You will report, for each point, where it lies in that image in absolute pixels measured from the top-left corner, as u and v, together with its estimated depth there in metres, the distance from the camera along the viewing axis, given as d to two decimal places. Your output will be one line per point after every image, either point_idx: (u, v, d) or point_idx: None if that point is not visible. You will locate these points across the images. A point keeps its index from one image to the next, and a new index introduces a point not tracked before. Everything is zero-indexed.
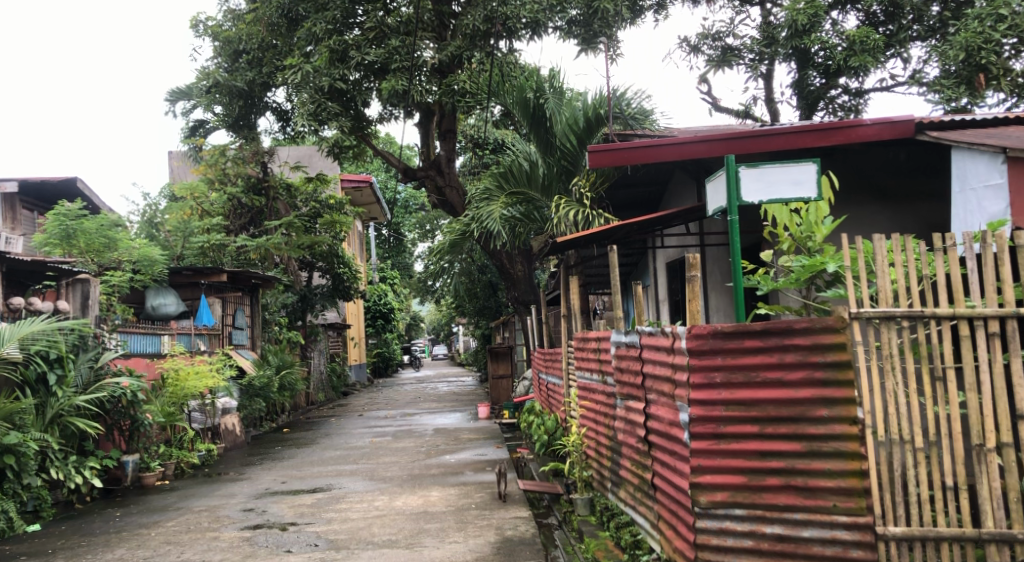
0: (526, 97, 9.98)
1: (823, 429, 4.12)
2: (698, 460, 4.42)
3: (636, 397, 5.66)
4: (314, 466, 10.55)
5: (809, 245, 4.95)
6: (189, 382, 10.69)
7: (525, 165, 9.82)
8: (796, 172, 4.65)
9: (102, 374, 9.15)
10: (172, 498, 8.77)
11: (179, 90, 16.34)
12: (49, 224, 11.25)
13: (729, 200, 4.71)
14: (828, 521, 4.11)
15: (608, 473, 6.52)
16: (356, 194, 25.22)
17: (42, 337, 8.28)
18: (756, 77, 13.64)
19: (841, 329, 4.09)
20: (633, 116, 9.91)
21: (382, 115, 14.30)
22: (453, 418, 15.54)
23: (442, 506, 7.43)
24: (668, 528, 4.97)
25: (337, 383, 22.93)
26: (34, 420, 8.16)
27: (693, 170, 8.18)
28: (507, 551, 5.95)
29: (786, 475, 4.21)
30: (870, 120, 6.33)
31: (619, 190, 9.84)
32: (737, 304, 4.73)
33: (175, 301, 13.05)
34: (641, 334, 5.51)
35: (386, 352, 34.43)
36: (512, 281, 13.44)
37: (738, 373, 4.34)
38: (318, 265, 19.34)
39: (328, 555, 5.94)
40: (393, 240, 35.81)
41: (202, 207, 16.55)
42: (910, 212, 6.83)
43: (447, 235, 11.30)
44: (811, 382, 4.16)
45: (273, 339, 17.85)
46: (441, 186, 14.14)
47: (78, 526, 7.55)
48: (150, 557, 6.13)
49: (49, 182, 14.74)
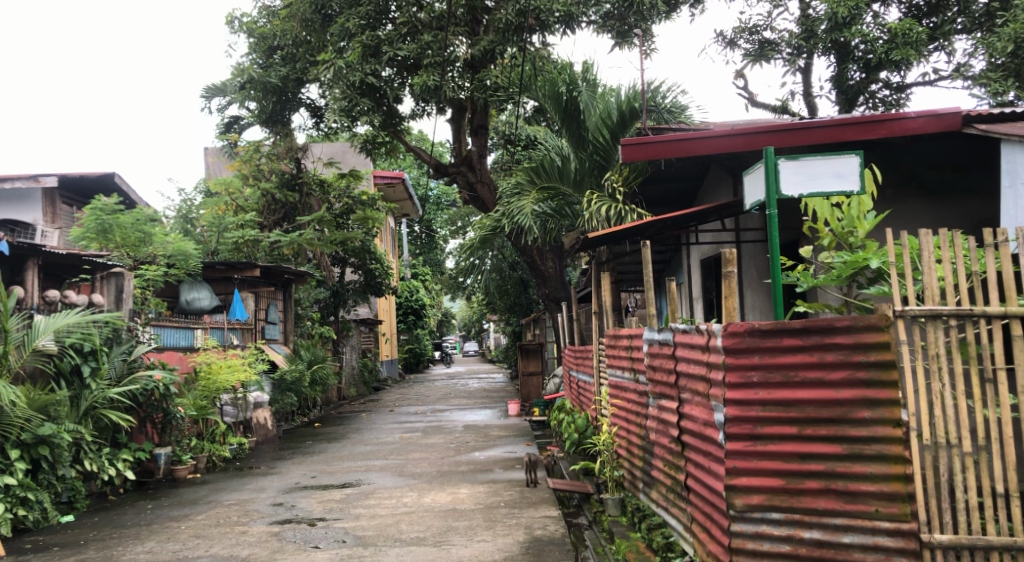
0: (558, 90, 9.73)
1: (865, 432, 3.98)
2: (734, 462, 4.29)
3: (669, 396, 5.53)
4: (345, 461, 10.55)
5: (851, 241, 4.82)
6: (222, 375, 10.73)
7: (557, 160, 9.71)
8: (838, 164, 4.48)
9: (135, 367, 9.23)
10: (203, 491, 8.80)
11: (215, 87, 16.48)
12: (86, 219, 11.34)
13: (768, 194, 4.55)
14: (869, 527, 3.96)
15: (640, 473, 6.40)
16: (389, 190, 25.32)
17: (76, 330, 8.34)
18: (793, 71, 13.38)
19: (885, 327, 3.93)
20: (668, 109, 9.78)
21: (414, 111, 14.30)
22: (484, 414, 15.53)
23: (470, 503, 7.36)
24: (702, 531, 4.84)
25: (367, 378, 23.05)
26: (69, 412, 8.23)
27: (728, 166, 8.05)
28: (536, 551, 5.85)
29: (826, 479, 4.07)
30: (915, 113, 6.16)
31: (652, 186, 9.71)
32: (775, 301, 4.57)
33: (209, 296, 13.24)
34: (675, 332, 5.37)
35: (417, 348, 34.58)
36: (543, 279, 13.33)
37: (776, 372, 4.20)
38: (350, 261, 19.41)
39: (356, 552, 5.89)
40: (425, 236, 35.94)
41: (236, 202, 16.89)
42: (956, 208, 6.60)
43: (477, 231, 11.06)
44: (852, 383, 4.01)
45: (306, 334, 17.96)
46: (473, 182, 14.09)
47: (111, 517, 7.60)
48: (179, 551, 6.13)
49: (87, 177, 14.93)
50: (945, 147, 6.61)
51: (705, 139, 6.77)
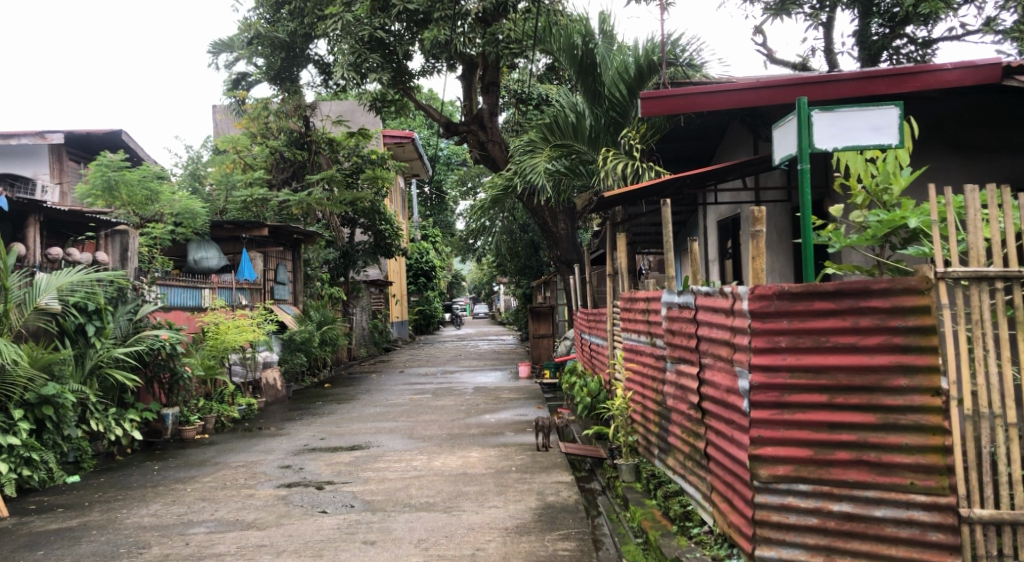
0: (574, 44, 9.49)
1: (901, 401, 3.76)
2: (759, 431, 4.08)
3: (689, 361, 5.31)
4: (354, 423, 10.43)
5: (885, 199, 4.54)
6: (229, 335, 10.65)
7: (571, 117, 9.38)
8: (876, 117, 4.20)
9: (141, 326, 9.07)
10: (211, 453, 8.69)
11: (221, 42, 16.13)
12: (93, 174, 11.07)
13: (799, 148, 4.28)
14: (903, 501, 3.76)
15: (656, 439, 6.21)
16: (399, 149, 24.96)
17: (80, 288, 8.17)
18: (815, 26, 12.89)
19: (925, 290, 3.69)
20: (687, 62, 9.45)
21: (425, 68, 13.97)
22: (494, 377, 15.39)
23: (481, 468, 7.20)
24: (723, 501, 4.66)
25: (377, 339, 22.94)
26: (74, 372, 8.09)
27: (749, 122, 7.75)
28: (550, 518, 5.68)
29: (858, 449, 3.86)
30: (951, 64, 5.85)
31: (670, 143, 9.41)
32: (806, 263, 4.31)
33: (217, 255, 13.06)
34: (697, 294, 5.13)
35: (427, 310, 34.46)
36: (555, 240, 13.06)
37: (806, 337, 3.98)
38: (360, 222, 19.16)
39: (364, 517, 5.74)
40: (435, 198, 35.70)
41: (244, 160, 16.72)
42: (990, 165, 6.29)
43: (488, 191, 10.80)
44: (888, 349, 3.78)
45: (315, 295, 17.80)
46: (483, 141, 13.77)
47: (117, 478, 7.49)
48: (184, 514, 6.00)
49: (94, 134, 14.70)
50: (981, 101, 6.30)
51: (728, 92, 6.49)
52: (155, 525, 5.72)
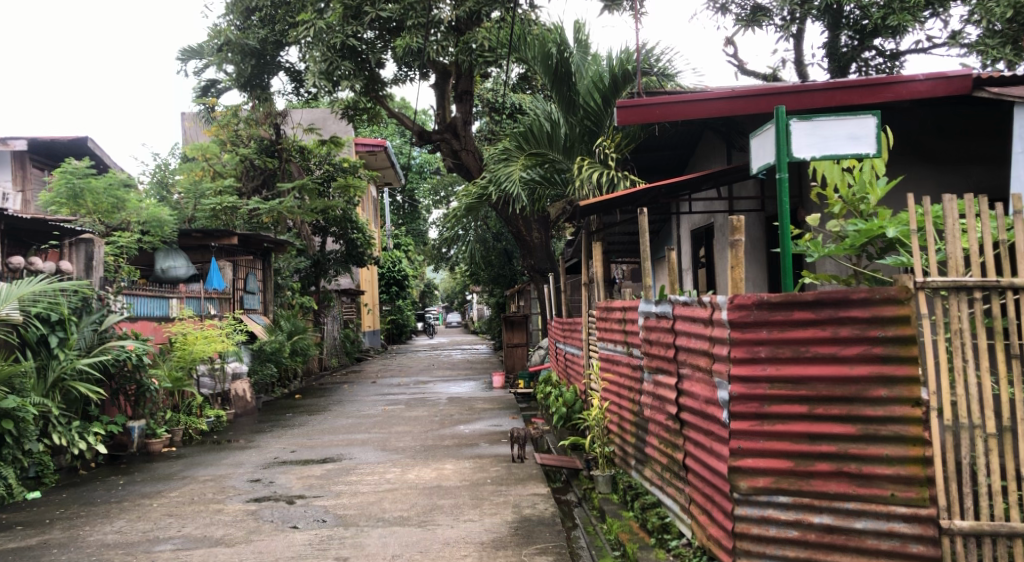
0: (549, 51, 9.52)
1: (881, 411, 3.73)
2: (739, 443, 4.04)
3: (667, 371, 5.26)
4: (325, 435, 10.26)
5: (862, 208, 4.53)
6: (198, 346, 10.47)
7: (546, 126, 9.30)
8: (854, 126, 4.19)
9: (106, 337, 8.86)
10: (178, 466, 8.48)
11: (191, 49, 15.93)
12: (57, 182, 10.84)
13: (778, 157, 4.24)
14: (884, 512, 3.73)
15: (632, 450, 6.15)
16: (371, 157, 24.81)
17: (43, 298, 7.95)
18: (786, 37, 12.99)
19: (905, 300, 3.67)
20: (660, 72, 9.48)
21: (397, 76, 13.90)
22: (468, 386, 15.30)
23: (456, 480, 7.10)
24: (702, 513, 4.60)
25: (349, 349, 22.74)
26: (36, 384, 7.89)
27: (723, 131, 7.76)
28: (526, 532, 5.59)
29: (838, 461, 3.82)
30: (923, 75, 5.89)
31: (645, 153, 9.42)
32: (784, 272, 4.27)
33: (186, 264, 12.86)
34: (675, 304, 5.09)
35: (399, 319, 34.25)
36: (528, 249, 13.00)
37: (786, 347, 3.94)
38: (331, 230, 18.97)
39: (336, 533, 5.61)
40: (408, 206, 35.59)
41: (213, 167, 16.47)
42: (962, 175, 6.35)
43: (462, 200, 10.67)
44: (867, 359, 3.76)
45: (286, 304, 17.59)
46: (457, 149, 13.68)
47: (80, 494, 7.27)
48: (149, 531, 5.83)
49: (59, 141, 14.40)
50: (953, 112, 6.36)
51: (703, 101, 6.48)
52: (119, 543, 5.54)
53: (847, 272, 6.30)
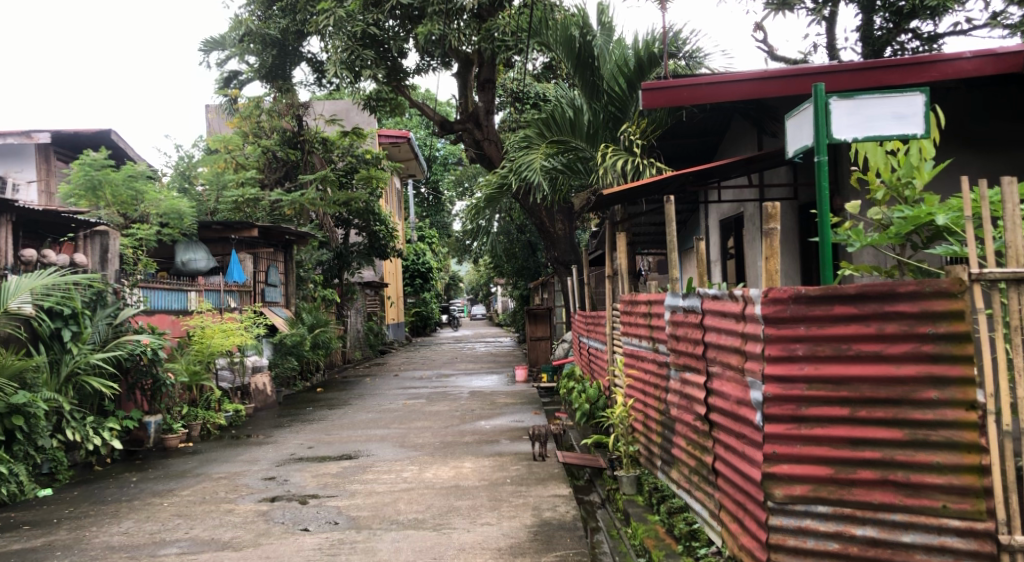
0: (571, 35, 9.17)
1: (932, 415, 3.41)
2: (774, 447, 3.76)
3: (695, 369, 4.96)
4: (344, 430, 10.07)
5: (907, 194, 4.19)
6: (216, 339, 10.33)
7: (568, 112, 8.99)
8: (899, 105, 3.85)
9: (122, 331, 8.73)
10: (193, 463, 8.31)
11: (213, 40, 15.80)
12: (76, 174, 10.72)
13: (816, 138, 3.91)
14: (935, 526, 3.41)
15: (658, 451, 5.85)
16: (394, 149, 24.63)
17: (54, 291, 7.81)
18: (818, 21, 12.49)
19: (959, 293, 3.33)
20: (688, 55, 9.15)
21: (419, 65, 13.68)
22: (491, 380, 15.06)
23: (475, 480, 6.84)
24: (733, 521, 4.30)
25: (372, 341, 22.59)
26: (49, 379, 7.75)
27: (753, 116, 7.43)
28: (546, 537, 5.32)
29: (883, 468, 3.51)
30: (972, 52, 5.57)
31: (672, 141, 9.10)
32: (823, 263, 3.93)
33: (206, 256, 12.74)
34: (704, 297, 4.79)
35: (423, 311, 34.12)
36: (551, 241, 12.71)
37: (825, 345, 3.64)
38: (354, 222, 18.77)
39: (347, 537, 5.38)
40: (432, 198, 35.47)
41: (236, 159, 16.36)
42: (1008, 160, 5.99)
43: (483, 189, 10.42)
44: (916, 358, 3.43)
45: (308, 297, 17.43)
46: (480, 140, 13.40)
47: (92, 491, 7.11)
48: (157, 532, 5.64)
49: (83, 134, 14.33)
50: (998, 93, 6.00)
51: (732, 83, 6.15)
52: (124, 546, 5.35)
53: (887, 262, 6.03)
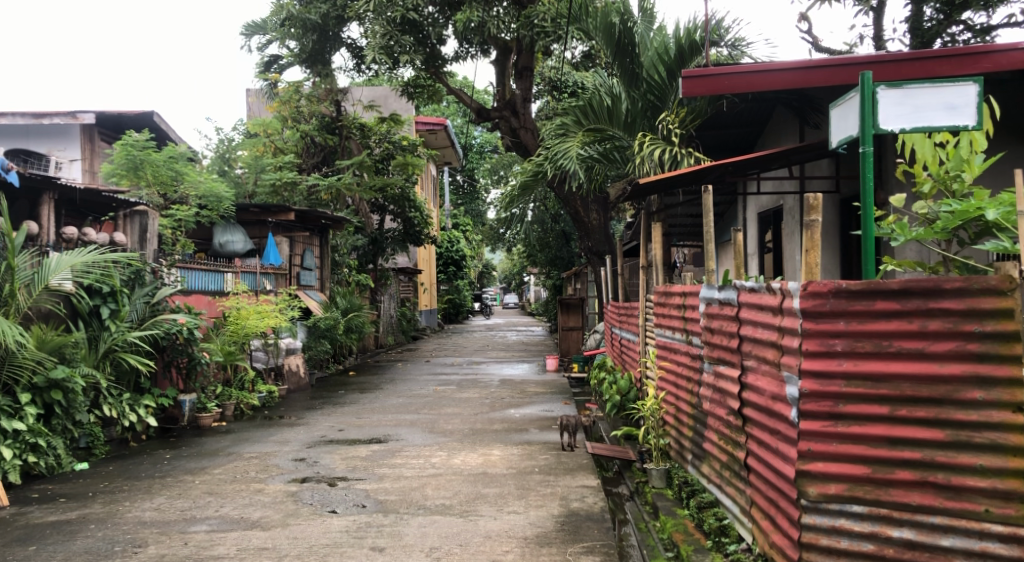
0: (611, 22, 9.10)
1: (975, 416, 3.30)
2: (809, 444, 3.68)
3: (730, 363, 4.87)
4: (375, 414, 10.11)
5: (954, 187, 4.06)
6: (250, 321, 10.43)
7: (606, 100, 8.88)
8: (951, 95, 3.72)
9: (159, 310, 8.84)
10: (226, 442, 8.40)
11: (254, 24, 15.91)
12: (118, 154, 10.87)
13: (862, 128, 3.80)
14: (976, 530, 3.31)
15: (689, 444, 5.78)
16: (431, 136, 24.64)
17: (94, 268, 7.92)
18: (866, 11, 12.19)
19: (1008, 291, 3.21)
20: (731, 44, 8.98)
21: (458, 52, 13.64)
22: (522, 369, 15.04)
23: (503, 468, 6.82)
24: (764, 518, 4.23)
25: (405, 327, 22.70)
26: (87, 355, 7.87)
27: (795, 106, 7.31)
28: (573, 528, 5.28)
29: (923, 469, 3.41)
30: None
31: (711, 131, 8.98)
32: (866, 257, 3.82)
33: (243, 239, 12.87)
34: (741, 290, 4.69)
35: (456, 299, 34.21)
36: (586, 231, 12.61)
37: (865, 341, 3.54)
38: (389, 209, 18.81)
39: (374, 520, 5.39)
40: (467, 186, 35.52)
41: (274, 144, 16.48)
42: None
43: (518, 177, 10.35)
44: (960, 357, 3.33)
45: (343, 281, 17.54)
46: (516, 127, 13.32)
47: (127, 467, 7.22)
48: (188, 509, 5.71)
49: (126, 115, 14.51)
50: None
51: (775, 72, 6.03)
52: (156, 521, 5.42)
53: (932, 257, 5.97)
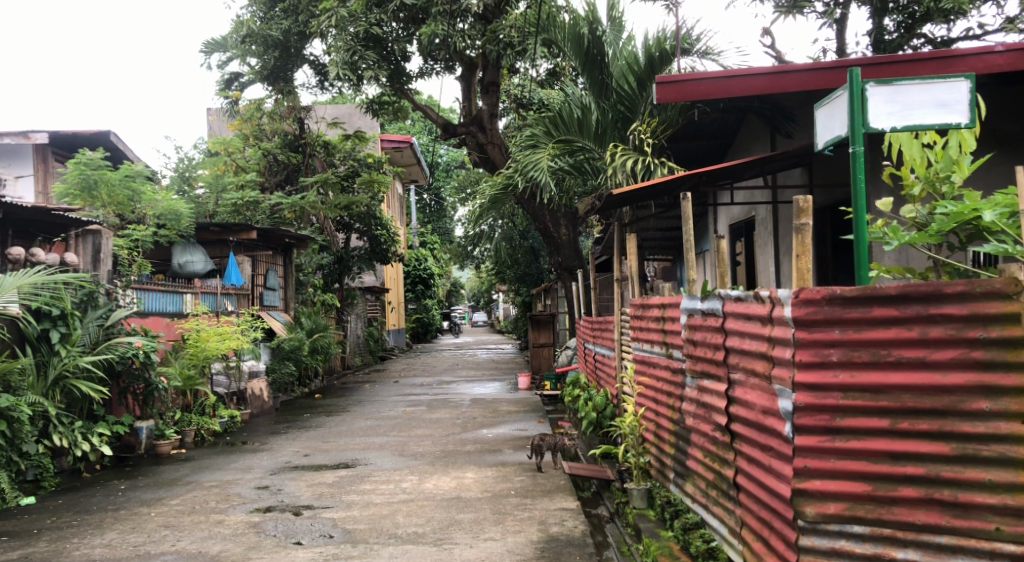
0: (580, 32, 8.91)
1: (982, 428, 3.10)
2: (806, 461, 3.47)
3: (714, 376, 4.66)
4: (342, 437, 9.75)
5: (944, 190, 3.90)
6: (211, 343, 9.96)
7: (576, 111, 8.68)
8: (942, 91, 3.55)
9: (113, 333, 8.39)
10: (185, 470, 8.00)
11: (214, 41, 15.55)
12: (70, 173, 10.35)
13: (852, 127, 3.61)
14: (986, 550, 3.10)
15: (671, 462, 5.54)
16: (397, 154, 24.36)
17: (43, 290, 7.53)
18: (829, 24, 12.19)
19: (1014, 294, 3.01)
20: (702, 52, 8.87)
21: (422, 68, 13.43)
22: (492, 387, 14.75)
23: (477, 491, 6.53)
24: (756, 540, 4.00)
25: (372, 347, 22.28)
26: (35, 382, 7.46)
27: (767, 115, 7.15)
28: (553, 554, 5.01)
29: (927, 486, 3.21)
30: (1003, 46, 5.31)
31: (683, 141, 8.85)
32: (858, 263, 3.63)
33: (203, 259, 12.47)
34: (726, 299, 4.48)
35: (424, 318, 33.83)
36: (555, 246, 12.38)
37: (862, 351, 3.35)
38: (355, 227, 18.48)
39: (342, 551, 5.07)
40: (434, 205, 35.24)
41: (236, 162, 16.08)
42: None
43: (487, 191, 10.09)
44: (964, 365, 3.13)
45: (308, 301, 17.14)
46: (483, 143, 13.13)
47: (77, 500, 6.81)
48: (141, 545, 5.34)
49: (82, 135, 14.08)
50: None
51: (750, 77, 5.88)
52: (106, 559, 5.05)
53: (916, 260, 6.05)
